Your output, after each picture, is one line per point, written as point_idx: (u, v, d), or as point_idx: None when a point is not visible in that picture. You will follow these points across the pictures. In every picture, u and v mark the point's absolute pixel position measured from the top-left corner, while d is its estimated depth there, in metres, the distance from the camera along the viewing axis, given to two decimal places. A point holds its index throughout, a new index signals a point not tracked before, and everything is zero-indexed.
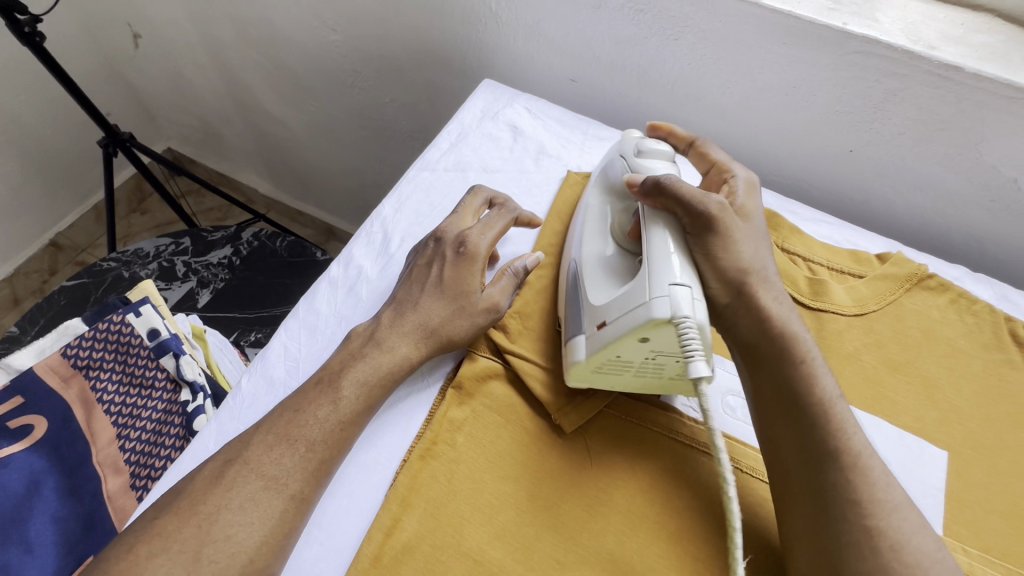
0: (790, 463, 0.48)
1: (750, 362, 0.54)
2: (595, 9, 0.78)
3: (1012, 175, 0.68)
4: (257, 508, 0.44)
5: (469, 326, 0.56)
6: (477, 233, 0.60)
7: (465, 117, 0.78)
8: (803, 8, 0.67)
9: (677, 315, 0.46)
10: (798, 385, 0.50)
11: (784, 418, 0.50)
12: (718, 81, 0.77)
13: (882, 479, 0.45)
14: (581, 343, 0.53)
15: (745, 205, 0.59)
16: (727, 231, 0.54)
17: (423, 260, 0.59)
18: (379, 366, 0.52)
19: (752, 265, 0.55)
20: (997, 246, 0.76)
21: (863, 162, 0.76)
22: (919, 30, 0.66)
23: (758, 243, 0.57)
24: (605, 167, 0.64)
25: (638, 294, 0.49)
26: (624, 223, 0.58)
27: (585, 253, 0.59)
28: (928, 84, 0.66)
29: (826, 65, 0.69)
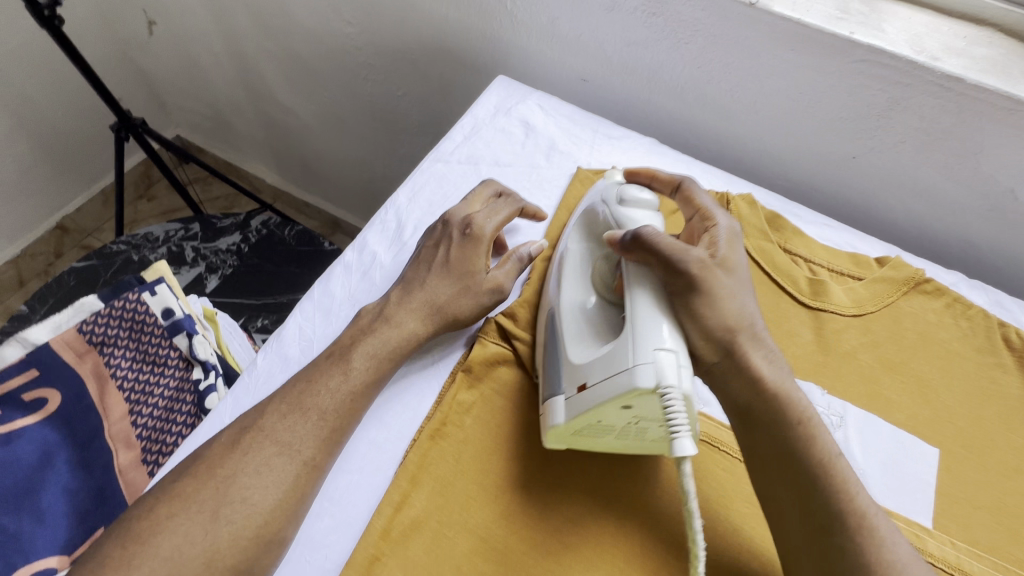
0: (793, 527, 0.48)
1: (743, 425, 0.52)
2: (609, 11, 0.80)
3: (1009, 185, 0.71)
4: (272, 473, 0.45)
5: (473, 304, 0.58)
6: (482, 217, 0.61)
7: (479, 112, 0.80)
8: (811, 16, 0.69)
9: (662, 384, 0.46)
10: (797, 447, 0.49)
11: (783, 480, 0.49)
12: (726, 85, 0.79)
13: (889, 537, 0.46)
14: (559, 406, 0.52)
15: (729, 256, 0.55)
16: (712, 288, 0.51)
17: (430, 244, 0.60)
18: (389, 340, 0.54)
19: (740, 323, 0.52)
20: (993, 255, 0.78)
21: (865, 169, 0.78)
22: (923, 41, 0.68)
23: (744, 298, 0.54)
24: (585, 214, 0.61)
25: (620, 357, 0.48)
26: (604, 274, 0.57)
27: (563, 304, 0.57)
28: (930, 94, 0.68)
29: (831, 72, 0.71)
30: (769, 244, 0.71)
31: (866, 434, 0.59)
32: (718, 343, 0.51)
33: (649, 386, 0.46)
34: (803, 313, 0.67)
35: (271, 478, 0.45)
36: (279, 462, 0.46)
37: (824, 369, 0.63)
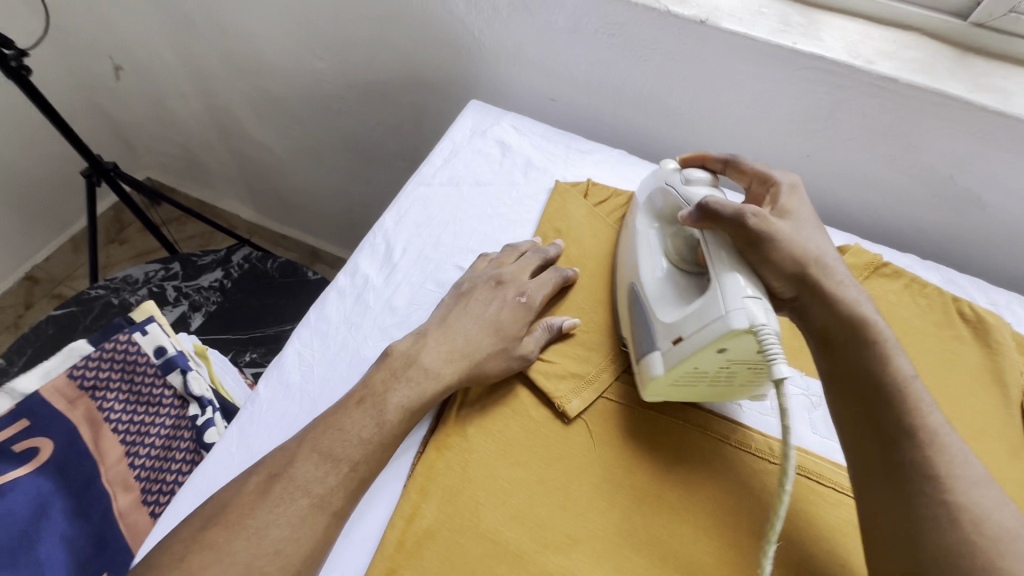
0: (861, 443, 0.49)
1: (823, 350, 0.54)
2: (572, 34, 0.85)
3: (948, 172, 0.77)
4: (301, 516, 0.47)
5: (503, 367, 0.59)
6: (533, 290, 0.65)
7: (456, 135, 0.83)
8: (757, 30, 0.75)
9: (756, 323, 0.49)
10: (871, 367, 0.50)
11: (859, 402, 0.50)
12: (685, 97, 0.85)
13: (959, 456, 0.45)
14: (657, 359, 0.56)
15: (787, 205, 0.60)
16: (781, 231, 0.56)
17: (475, 298, 0.63)
18: (422, 391, 0.56)
19: (813, 258, 0.56)
20: (941, 236, 0.84)
21: (819, 166, 0.84)
22: (859, 47, 0.74)
23: (811, 236, 0.58)
24: (653, 194, 0.68)
25: (709, 309, 0.52)
26: (680, 247, 0.62)
27: (641, 278, 0.62)
28: (869, 94, 0.74)
29: (780, 79, 0.77)
30: None
31: None
32: (789, 277, 0.55)
33: (745, 330, 0.49)
34: None
35: (304, 520, 0.47)
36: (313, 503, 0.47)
37: (802, 354, 0.67)
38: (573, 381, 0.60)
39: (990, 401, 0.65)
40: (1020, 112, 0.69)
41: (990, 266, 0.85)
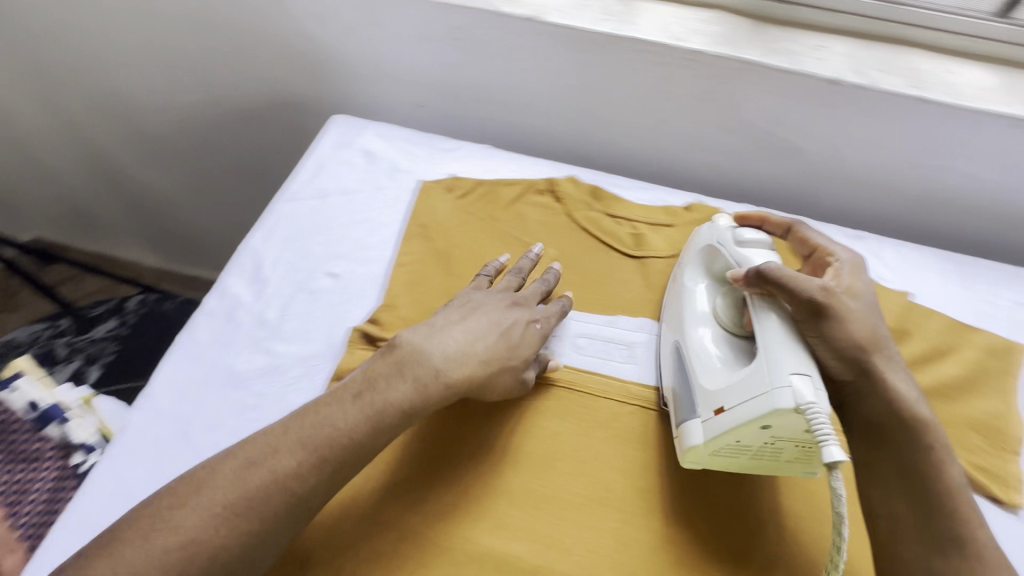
0: (902, 527, 0.53)
1: (869, 440, 0.57)
2: (422, 42, 0.90)
3: (768, 129, 0.87)
4: (241, 514, 0.46)
5: (503, 369, 0.59)
6: (545, 319, 0.65)
7: (321, 150, 0.86)
8: (580, 21, 0.82)
9: (802, 403, 0.51)
10: (924, 462, 0.54)
11: (903, 493, 0.54)
12: (535, 89, 0.91)
13: (1000, 563, 0.50)
14: (696, 429, 0.57)
15: (852, 283, 0.61)
16: (845, 312, 0.57)
17: (484, 308, 0.61)
18: (422, 390, 0.54)
19: (871, 346, 0.57)
20: (776, 186, 0.95)
21: (664, 137, 0.93)
22: (671, 28, 0.83)
23: (875, 320, 0.59)
24: (703, 249, 0.70)
25: (757, 382, 0.54)
26: (733, 313, 0.64)
27: (687, 340, 0.64)
28: (687, 67, 0.83)
29: (611, 64, 0.85)
30: (593, 212, 0.82)
31: None
32: (845, 358, 0.57)
33: (792, 409, 0.51)
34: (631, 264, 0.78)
35: (257, 505, 0.46)
36: (267, 497, 0.47)
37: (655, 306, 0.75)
38: None
39: None
40: (807, 70, 0.80)
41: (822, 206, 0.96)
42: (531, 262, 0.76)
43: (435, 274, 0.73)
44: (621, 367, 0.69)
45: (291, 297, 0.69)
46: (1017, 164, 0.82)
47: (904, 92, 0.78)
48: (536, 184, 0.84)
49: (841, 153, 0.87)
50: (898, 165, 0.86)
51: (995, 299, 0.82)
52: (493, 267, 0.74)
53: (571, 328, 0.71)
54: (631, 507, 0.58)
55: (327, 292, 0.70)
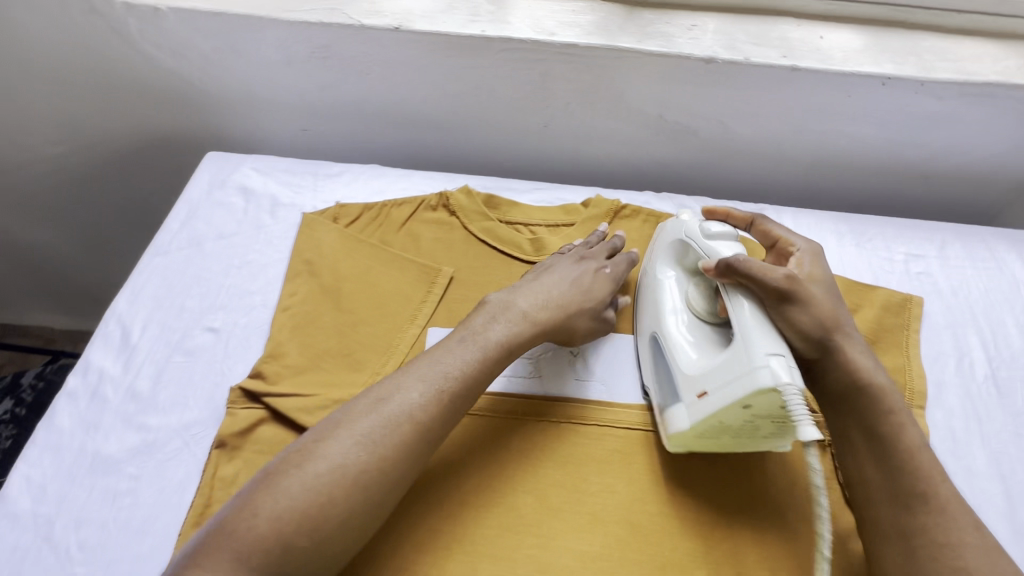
0: (877, 493, 0.56)
1: (840, 414, 0.60)
2: (289, 64, 0.85)
3: (656, 113, 0.87)
4: (348, 473, 0.49)
5: (585, 317, 0.67)
6: (613, 266, 0.72)
7: (193, 193, 0.80)
8: (447, 26, 0.79)
9: (780, 383, 0.50)
10: (889, 432, 0.57)
11: (874, 462, 0.57)
12: (418, 99, 0.88)
13: (968, 523, 0.52)
14: (681, 414, 0.58)
15: (813, 271, 0.63)
16: (809, 297, 0.59)
17: (557, 266, 0.70)
18: (491, 342, 0.60)
19: (833, 324, 0.60)
20: (674, 167, 0.95)
21: (557, 133, 0.91)
22: (542, 22, 0.81)
23: (835, 302, 0.62)
24: (672, 242, 0.68)
25: (736, 364, 0.53)
26: (708, 300, 0.62)
27: (664, 332, 0.63)
28: (564, 61, 0.81)
29: (488, 65, 0.82)
30: (491, 221, 0.79)
31: (603, 351, 0.69)
32: (810, 340, 0.59)
33: (773, 390, 0.50)
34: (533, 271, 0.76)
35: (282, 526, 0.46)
36: (371, 456, 0.50)
37: None
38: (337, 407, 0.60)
39: None
40: (681, 51, 0.79)
41: (723, 181, 0.97)
42: (426, 284, 0.73)
43: (324, 312, 0.69)
44: (527, 381, 0.66)
45: (164, 363, 0.63)
46: (892, 119, 0.84)
47: (777, 64, 0.78)
48: (427, 200, 0.81)
49: (731, 127, 0.88)
50: (785, 132, 0.88)
51: (889, 253, 0.84)
52: (387, 296, 0.71)
53: None
54: (550, 530, 0.56)
55: (205, 350, 0.65)
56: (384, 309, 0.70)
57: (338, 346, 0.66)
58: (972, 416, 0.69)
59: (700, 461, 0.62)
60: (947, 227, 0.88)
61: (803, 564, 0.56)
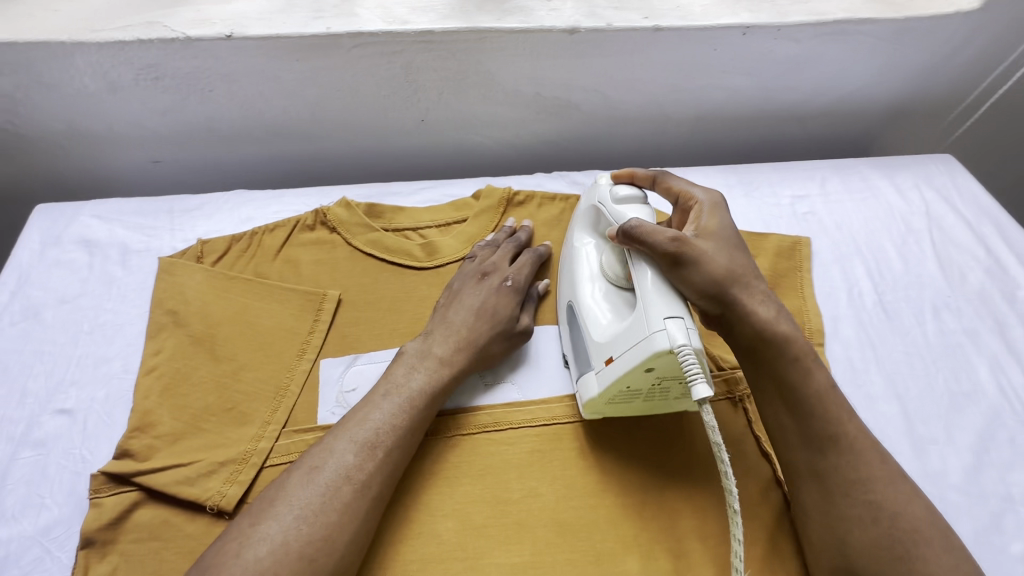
0: (793, 440, 0.53)
1: (749, 363, 0.55)
2: (115, 92, 0.75)
3: (533, 91, 0.84)
4: (296, 552, 0.45)
5: (500, 342, 0.63)
6: (516, 273, 0.68)
7: (23, 256, 0.69)
8: (287, 27, 0.71)
9: (676, 345, 0.48)
10: (796, 379, 0.52)
11: (784, 409, 0.53)
12: (278, 109, 0.80)
13: (878, 460, 0.51)
14: (593, 382, 0.57)
15: (710, 225, 0.57)
16: (704, 253, 0.53)
17: (465, 293, 0.65)
18: (402, 401, 0.56)
19: (729, 275, 0.53)
20: (564, 142, 0.93)
21: (436, 125, 0.87)
22: (393, 11, 0.75)
23: (734, 253, 0.55)
24: (590, 209, 0.66)
25: (637, 328, 0.52)
26: (613, 264, 0.61)
27: (576, 301, 0.62)
28: (424, 50, 0.76)
29: (344, 65, 0.76)
30: (375, 231, 0.73)
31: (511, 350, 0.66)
32: (710, 299, 0.53)
33: (665, 351, 0.49)
34: (427, 278, 0.71)
35: None
36: (317, 527, 0.47)
37: None
38: (223, 471, 0.54)
39: None
40: (542, 24, 0.75)
41: (614, 148, 0.96)
42: (311, 314, 0.66)
43: (195, 367, 0.61)
44: None
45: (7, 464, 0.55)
46: (760, 67, 0.85)
47: (640, 26, 0.76)
48: (303, 219, 0.74)
49: (610, 95, 0.86)
50: (663, 93, 0.87)
51: (776, 198, 0.86)
52: (269, 334, 0.64)
53: (372, 373, 0.63)
54: (480, 549, 0.54)
55: (57, 437, 0.57)
56: (266, 350, 0.63)
57: (217, 401, 0.59)
58: (867, 344, 0.72)
59: (621, 441, 0.60)
60: (825, 164, 0.91)
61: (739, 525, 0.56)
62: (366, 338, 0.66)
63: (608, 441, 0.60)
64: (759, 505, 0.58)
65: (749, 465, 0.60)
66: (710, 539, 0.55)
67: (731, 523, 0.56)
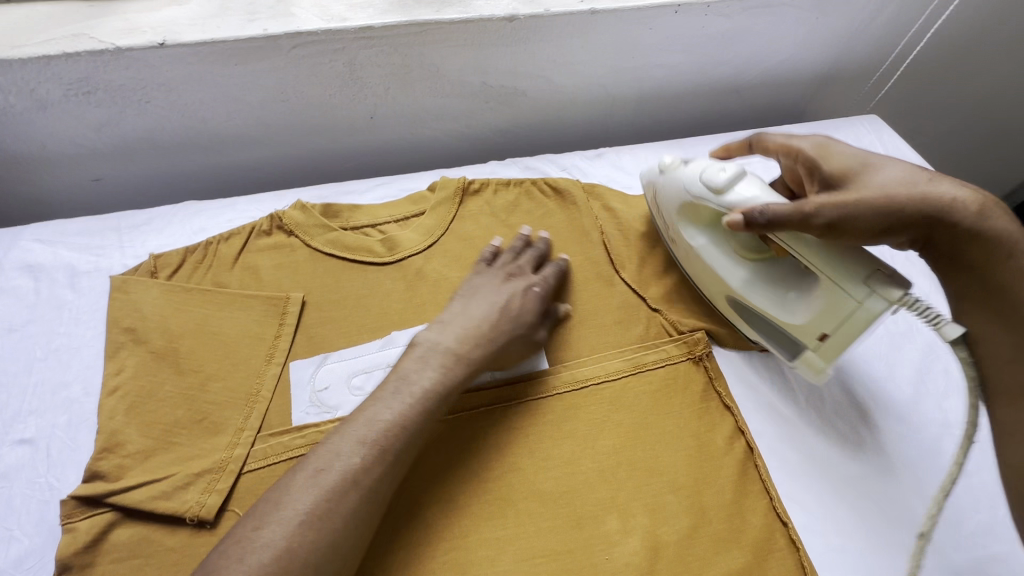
0: (999, 352, 0.53)
1: (953, 267, 0.56)
2: (45, 109, 0.72)
3: (479, 80, 0.85)
4: (298, 561, 0.45)
5: (517, 342, 0.63)
6: (542, 281, 0.69)
7: None
8: (222, 32, 0.70)
9: (895, 299, 0.50)
10: (1007, 273, 0.53)
11: (991, 309, 0.54)
12: (222, 116, 0.79)
13: None
14: (807, 363, 0.60)
15: (842, 167, 0.59)
16: (855, 194, 0.54)
17: (483, 289, 0.66)
18: (410, 395, 0.54)
19: (914, 189, 0.54)
20: (514, 129, 0.95)
21: (386, 121, 0.87)
22: (330, 9, 0.74)
23: (901, 168, 0.57)
24: (680, 205, 0.66)
25: (838, 301, 0.53)
26: (749, 243, 0.63)
27: (741, 295, 0.63)
28: (366, 46, 0.75)
29: (286, 66, 0.75)
30: (334, 230, 0.73)
31: None
32: (886, 229, 0.54)
33: (889, 305, 0.51)
34: (390, 272, 0.71)
35: None
36: (313, 531, 0.46)
37: (428, 305, 0.69)
38: (200, 481, 0.54)
39: (583, 251, 0.75)
40: (482, 14, 0.76)
41: (564, 131, 0.99)
42: (276, 319, 0.66)
43: (160, 383, 0.60)
44: None
45: None
46: (695, 43, 0.88)
47: (576, 10, 0.78)
48: (258, 225, 0.73)
49: (555, 80, 0.88)
50: (606, 75, 0.90)
51: None
52: (234, 342, 0.64)
53: (342, 371, 0.63)
54: (466, 529, 0.55)
55: (20, 468, 0.56)
56: (233, 359, 0.63)
57: (186, 414, 0.59)
58: None
59: (591, 409, 0.63)
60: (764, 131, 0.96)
61: (708, 478, 0.59)
62: (335, 337, 0.66)
63: (579, 411, 0.62)
64: (725, 456, 0.61)
65: (713, 419, 0.63)
66: (683, 491, 0.58)
67: (702, 475, 0.59)
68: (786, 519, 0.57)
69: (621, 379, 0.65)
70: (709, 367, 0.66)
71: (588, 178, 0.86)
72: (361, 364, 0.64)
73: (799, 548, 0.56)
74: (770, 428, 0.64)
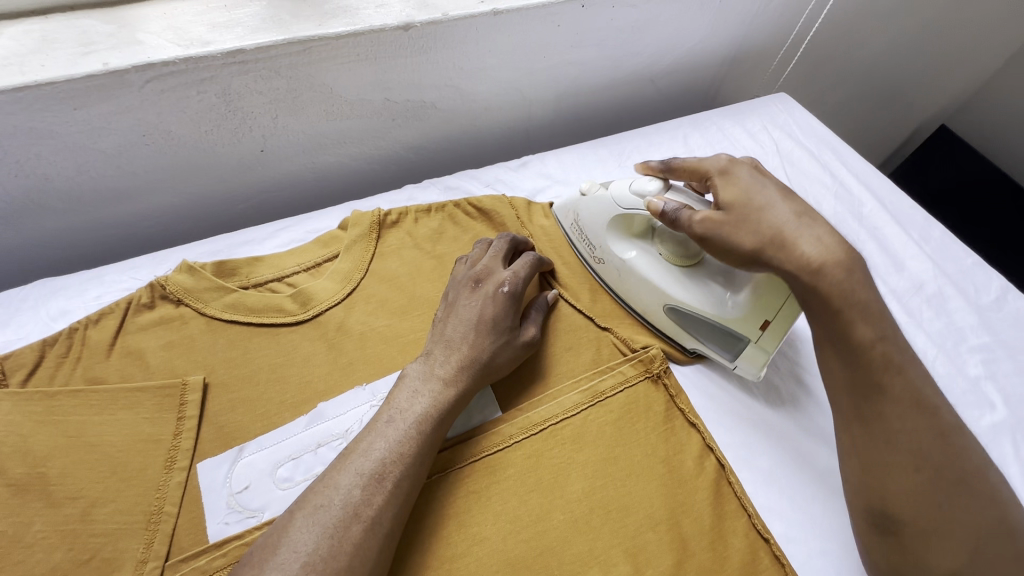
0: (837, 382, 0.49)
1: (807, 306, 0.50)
2: None
3: (380, 98, 0.76)
4: None
5: (508, 353, 0.60)
6: (512, 277, 0.63)
7: None
8: (49, 71, 0.57)
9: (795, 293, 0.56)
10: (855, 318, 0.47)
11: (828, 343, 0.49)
12: (69, 169, 0.65)
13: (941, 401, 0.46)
14: (744, 353, 0.62)
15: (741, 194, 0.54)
16: (736, 225, 0.52)
17: (462, 301, 0.61)
18: (337, 505, 0.46)
19: (787, 236, 0.50)
20: (426, 145, 0.87)
21: (279, 153, 0.76)
22: (187, 31, 0.62)
23: (788, 216, 0.51)
24: (611, 220, 0.67)
25: (777, 290, 0.57)
26: (672, 252, 0.64)
27: (677, 301, 0.64)
28: (240, 71, 0.64)
29: (142, 104, 0.62)
30: (232, 291, 0.62)
31: None
32: (749, 264, 0.52)
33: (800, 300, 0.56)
34: (307, 331, 0.62)
35: None
36: None
37: (357, 364, 0.61)
38: None
39: None
40: (372, 24, 0.67)
41: (481, 142, 0.92)
42: (173, 413, 0.55)
43: (24, 522, 0.48)
44: None
45: None
46: (606, 38, 0.84)
47: (477, 12, 0.71)
48: (136, 297, 0.61)
49: (464, 89, 0.81)
50: (519, 78, 0.84)
51: (646, 162, 0.87)
52: (122, 451, 0.52)
53: (263, 460, 0.54)
54: None
55: None
56: (123, 473, 0.51)
57: (65, 556, 0.47)
58: None
59: (554, 454, 0.57)
60: (684, 121, 0.94)
61: (685, 504, 0.56)
62: (251, 422, 0.56)
63: (543, 457, 0.57)
64: (698, 479, 0.57)
65: (680, 440, 0.60)
66: (663, 526, 0.55)
67: (678, 504, 0.56)
68: (768, 534, 0.55)
69: (581, 413, 0.60)
70: (668, 384, 0.63)
71: (514, 192, 0.81)
72: (286, 449, 0.55)
73: (784, 563, 0.53)
74: (736, 437, 0.62)
